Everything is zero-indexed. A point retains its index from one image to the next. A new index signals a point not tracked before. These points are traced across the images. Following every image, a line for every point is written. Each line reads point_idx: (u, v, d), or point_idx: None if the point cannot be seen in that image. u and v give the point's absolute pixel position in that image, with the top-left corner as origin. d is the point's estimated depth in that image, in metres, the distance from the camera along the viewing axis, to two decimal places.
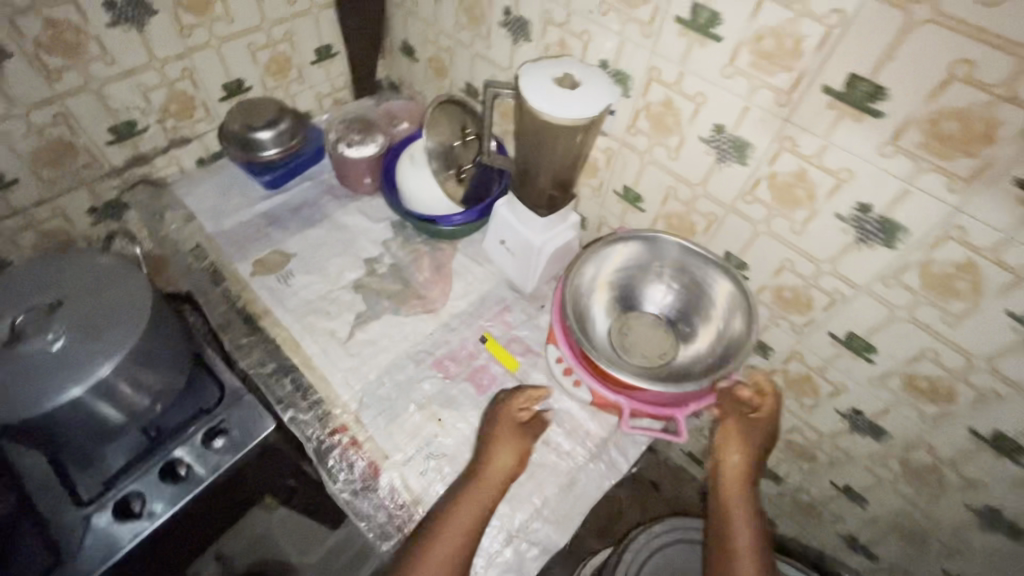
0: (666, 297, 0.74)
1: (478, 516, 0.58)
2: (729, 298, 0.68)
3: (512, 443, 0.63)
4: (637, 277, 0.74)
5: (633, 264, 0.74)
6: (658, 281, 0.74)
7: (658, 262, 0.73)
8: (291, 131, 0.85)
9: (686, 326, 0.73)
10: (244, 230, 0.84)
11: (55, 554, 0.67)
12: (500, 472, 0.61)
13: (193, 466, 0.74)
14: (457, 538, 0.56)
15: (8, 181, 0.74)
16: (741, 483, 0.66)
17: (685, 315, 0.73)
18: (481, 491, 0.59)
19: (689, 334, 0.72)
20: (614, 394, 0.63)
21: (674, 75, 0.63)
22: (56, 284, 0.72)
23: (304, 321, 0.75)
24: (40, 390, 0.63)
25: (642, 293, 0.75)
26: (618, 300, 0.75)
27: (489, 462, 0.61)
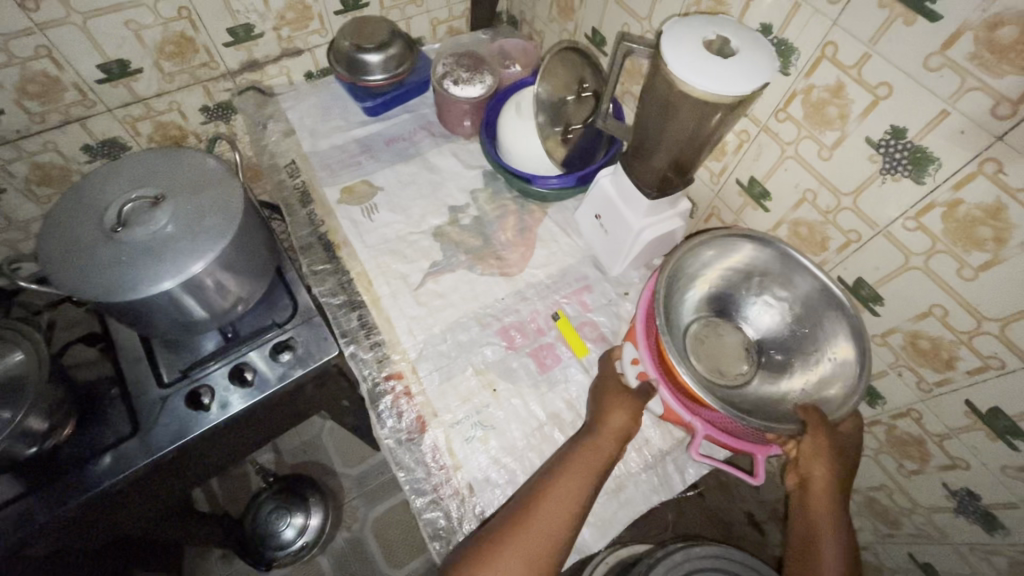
0: (771, 321, 0.64)
1: (596, 472, 0.54)
2: (843, 361, 0.57)
3: (625, 402, 0.58)
4: (744, 287, 0.65)
5: (748, 270, 0.64)
6: (767, 298, 0.64)
7: (774, 282, 0.63)
8: (400, 58, 0.81)
9: (772, 362, 0.63)
10: (338, 153, 0.83)
11: (134, 427, 0.73)
12: (614, 433, 0.56)
13: (260, 372, 0.77)
14: (572, 495, 0.53)
15: (133, 70, 0.76)
16: (828, 499, 0.53)
17: (783, 347, 0.63)
18: (598, 447, 0.55)
19: (777, 375, 0.61)
20: (690, 414, 0.57)
21: (856, 57, 0.50)
22: (166, 179, 0.74)
23: (381, 260, 0.74)
24: (134, 275, 0.65)
25: (741, 307, 0.66)
26: (718, 305, 0.67)
27: (601, 420, 0.57)
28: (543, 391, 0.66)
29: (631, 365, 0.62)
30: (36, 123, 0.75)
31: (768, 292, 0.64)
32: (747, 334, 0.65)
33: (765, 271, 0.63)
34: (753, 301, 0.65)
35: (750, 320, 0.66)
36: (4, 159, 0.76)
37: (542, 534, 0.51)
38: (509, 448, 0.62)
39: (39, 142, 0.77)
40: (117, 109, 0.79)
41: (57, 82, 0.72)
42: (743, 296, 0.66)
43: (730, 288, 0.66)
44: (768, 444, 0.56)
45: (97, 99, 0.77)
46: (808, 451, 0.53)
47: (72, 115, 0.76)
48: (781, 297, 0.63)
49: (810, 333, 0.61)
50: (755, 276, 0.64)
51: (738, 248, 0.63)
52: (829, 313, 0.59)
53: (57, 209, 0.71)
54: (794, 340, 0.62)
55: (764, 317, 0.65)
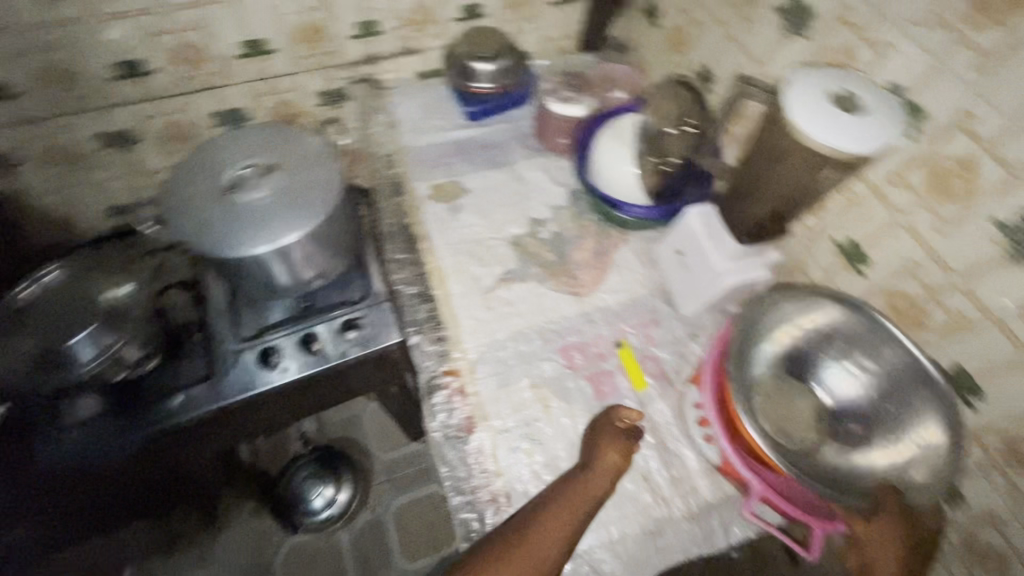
0: (845, 390, 0.59)
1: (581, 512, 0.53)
2: (932, 442, 0.52)
3: (617, 442, 0.57)
4: (824, 352, 0.60)
5: (833, 332, 0.59)
6: (847, 364, 0.59)
7: (859, 351, 0.58)
8: (509, 70, 0.84)
9: (848, 435, 0.57)
10: (434, 151, 0.86)
11: (208, 372, 0.80)
12: (607, 472, 0.56)
13: (326, 344, 0.82)
14: (568, 519, 0.52)
15: (269, 50, 0.83)
16: None
17: (863, 420, 0.57)
18: (588, 487, 0.54)
19: (852, 448, 0.56)
20: (747, 471, 0.54)
21: (995, 130, 0.48)
22: (275, 151, 0.80)
23: (458, 259, 0.76)
24: (236, 236, 0.71)
25: (813, 368, 0.60)
26: (792, 368, 0.61)
27: (596, 455, 0.57)
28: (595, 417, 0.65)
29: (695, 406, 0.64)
30: (178, 86, 0.83)
31: (850, 359, 0.59)
32: (819, 398, 0.60)
33: (850, 336, 0.58)
34: (827, 362, 0.60)
35: (820, 384, 0.60)
36: (147, 113, 0.85)
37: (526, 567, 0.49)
38: (552, 466, 0.62)
39: (178, 102, 0.86)
40: (247, 83, 0.87)
41: (203, 52, 0.80)
42: (822, 358, 0.60)
43: (801, 349, 0.60)
44: (831, 519, 0.53)
45: (233, 71, 0.84)
46: (880, 534, 0.49)
47: (209, 83, 0.85)
48: (863, 365, 0.58)
49: (895, 409, 0.55)
50: (833, 336, 0.60)
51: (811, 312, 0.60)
52: (914, 380, 0.54)
53: (184, 165, 0.78)
54: (878, 414, 0.56)
55: (839, 381, 0.59)
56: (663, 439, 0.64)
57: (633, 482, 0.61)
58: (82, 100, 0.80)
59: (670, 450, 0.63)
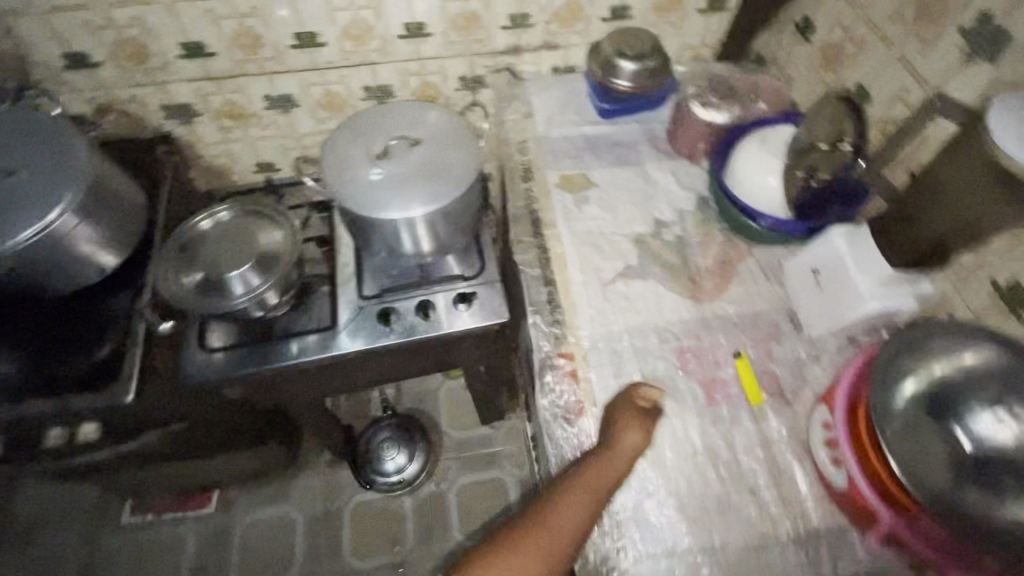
0: (997, 439, 0.51)
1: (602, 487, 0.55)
2: None
3: (639, 421, 0.60)
4: (971, 393, 0.54)
5: (982, 372, 0.54)
6: (1000, 410, 0.52)
7: (1017, 398, 0.52)
8: (652, 72, 0.84)
9: (993, 486, 0.50)
10: (564, 143, 0.89)
11: (331, 322, 0.87)
12: (628, 449, 0.58)
13: (439, 314, 0.87)
14: (585, 501, 0.54)
15: (427, 33, 0.89)
16: None
17: (1015, 475, 0.50)
18: (608, 461, 0.57)
19: (998, 502, 0.49)
20: (879, 502, 0.53)
21: None
22: (422, 128, 0.86)
23: (579, 248, 0.78)
24: (378, 203, 0.77)
25: (959, 411, 0.54)
26: (932, 404, 0.54)
27: (611, 435, 0.59)
28: (705, 422, 0.65)
29: (819, 424, 0.61)
30: (342, 59, 0.91)
31: (1005, 405, 0.52)
32: (962, 444, 0.52)
33: (1006, 379, 0.53)
34: (978, 410, 0.53)
35: (964, 430, 0.53)
36: (310, 81, 0.94)
37: (560, 534, 0.51)
38: (657, 461, 0.62)
39: (339, 74, 0.94)
40: (400, 62, 0.94)
41: (371, 29, 0.87)
42: (967, 399, 0.54)
43: (947, 385, 0.55)
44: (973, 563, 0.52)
45: (391, 50, 0.91)
46: None
47: (368, 59, 0.92)
48: (1020, 413, 0.51)
49: None
50: (993, 381, 0.53)
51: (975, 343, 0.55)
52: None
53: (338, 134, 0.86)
54: None
55: (991, 431, 0.52)
56: (774, 457, 0.63)
57: (740, 493, 0.60)
58: (261, 64, 0.90)
59: (781, 468, 0.62)
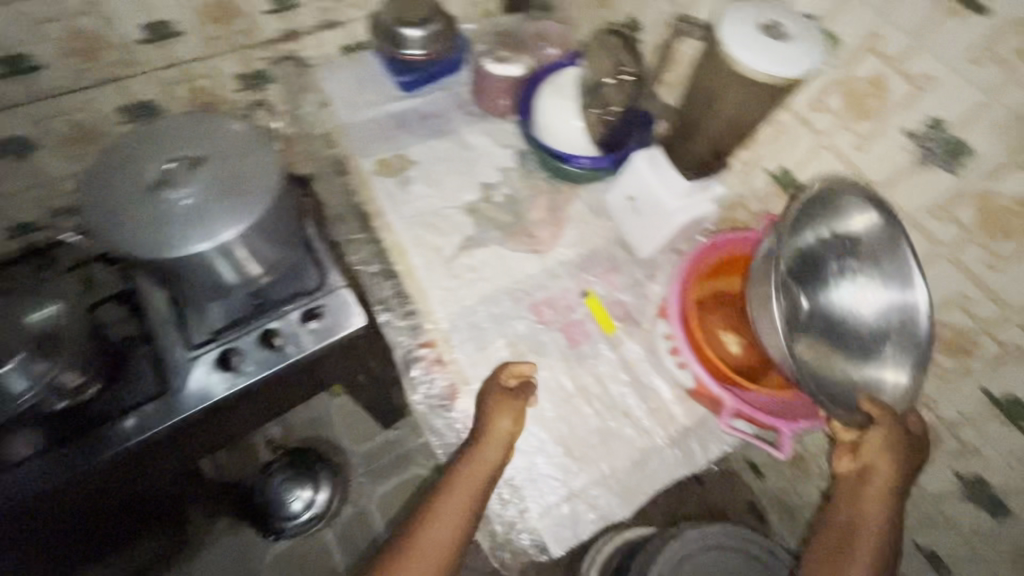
0: (836, 302, 0.59)
1: (477, 489, 0.56)
2: (900, 368, 0.55)
3: (508, 404, 0.59)
4: (825, 256, 0.59)
5: (843, 238, 0.58)
6: (842, 276, 0.59)
7: (858, 266, 0.58)
8: (439, 35, 0.81)
9: (823, 340, 0.58)
10: (372, 126, 0.83)
11: (161, 387, 0.76)
12: (500, 436, 0.57)
13: (287, 339, 0.79)
14: (460, 504, 0.56)
15: (175, 33, 0.76)
16: (883, 492, 0.55)
17: (838, 334, 0.58)
18: (481, 457, 0.57)
19: (825, 354, 0.57)
20: (721, 390, 0.60)
21: (900, 48, 0.52)
22: (203, 141, 0.75)
23: (414, 232, 0.75)
24: (170, 239, 0.66)
25: (820, 276, 0.59)
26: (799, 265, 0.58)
27: (482, 423, 0.58)
28: (572, 365, 0.67)
29: (663, 338, 0.67)
30: (75, 81, 0.75)
31: (848, 269, 0.58)
32: (807, 303, 0.59)
33: (856, 245, 0.58)
34: (835, 278, 0.59)
35: (826, 295, 0.59)
36: (43, 114, 0.77)
37: (443, 538, 0.55)
38: (539, 417, 0.64)
39: (80, 99, 0.78)
40: (155, 71, 0.80)
41: (101, 39, 0.73)
42: (821, 263, 0.59)
43: (818, 250, 0.59)
44: (797, 418, 0.60)
45: (137, 60, 0.77)
46: (875, 443, 0.54)
47: (111, 75, 0.77)
48: (857, 275, 0.58)
49: (879, 332, 0.57)
50: (848, 250, 0.58)
51: (858, 210, 0.57)
52: (901, 327, 0.56)
53: (100, 168, 0.72)
54: (857, 330, 0.58)
55: (843, 298, 0.58)
56: (637, 376, 0.67)
57: (615, 419, 0.64)
58: None
59: (644, 383, 0.67)
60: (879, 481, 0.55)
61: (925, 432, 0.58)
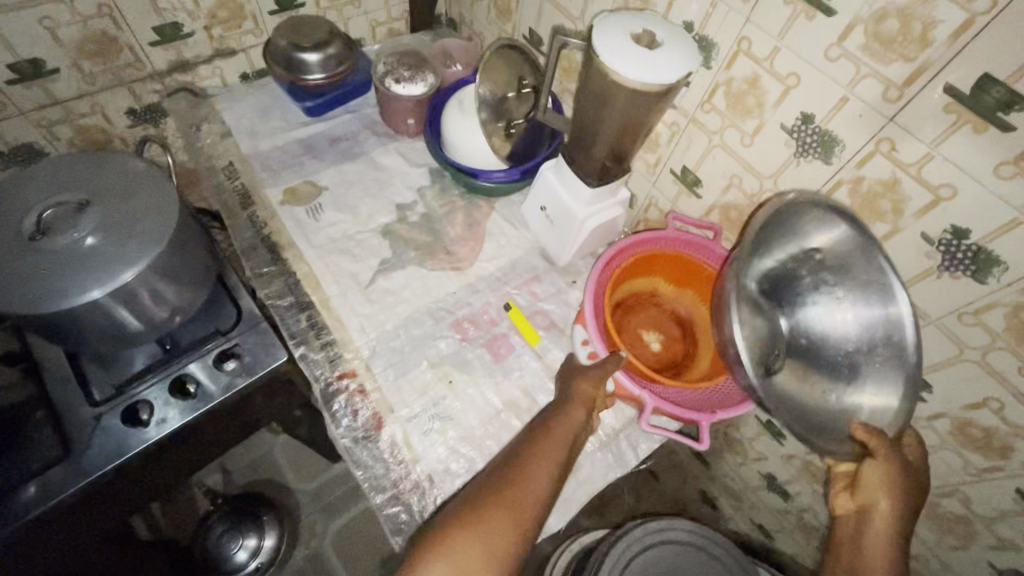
0: (820, 321, 0.56)
1: (567, 443, 0.54)
2: (885, 391, 0.51)
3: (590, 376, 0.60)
4: (799, 275, 0.57)
5: (819, 254, 0.55)
6: (823, 293, 0.56)
7: (838, 282, 0.54)
8: (339, 58, 0.80)
9: (803, 361, 0.56)
10: (278, 155, 0.81)
11: (63, 450, 0.68)
12: (584, 400, 0.58)
13: (204, 383, 0.74)
14: (551, 456, 0.53)
15: (50, 71, 0.72)
16: (890, 536, 0.48)
17: (821, 356, 0.55)
18: (571, 415, 0.57)
19: (803, 378, 0.55)
20: (638, 389, 0.60)
21: (767, 50, 0.55)
22: (89, 183, 0.70)
23: (327, 260, 0.73)
24: (60, 284, 0.61)
25: (795, 296, 0.58)
26: (770, 288, 0.58)
27: (570, 392, 0.60)
28: (499, 380, 0.67)
29: (581, 344, 0.65)
30: None
31: (828, 287, 0.55)
32: (781, 326, 0.58)
33: (831, 260, 0.54)
34: (812, 297, 0.56)
35: (803, 316, 0.57)
36: None
37: (535, 485, 0.50)
38: (468, 437, 0.63)
39: None
40: (31, 112, 0.74)
41: None
42: (798, 281, 0.57)
43: (786, 269, 0.58)
44: (716, 411, 0.59)
45: (8, 101, 0.71)
46: (872, 477, 0.49)
47: None
48: (838, 291, 0.55)
49: (861, 351, 0.52)
50: (823, 263, 0.55)
51: (823, 225, 0.53)
52: (888, 343, 0.51)
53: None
54: (841, 350, 0.54)
55: (821, 317, 0.56)
56: None
57: None
58: None
59: None
60: (882, 522, 0.48)
61: (926, 464, 0.53)
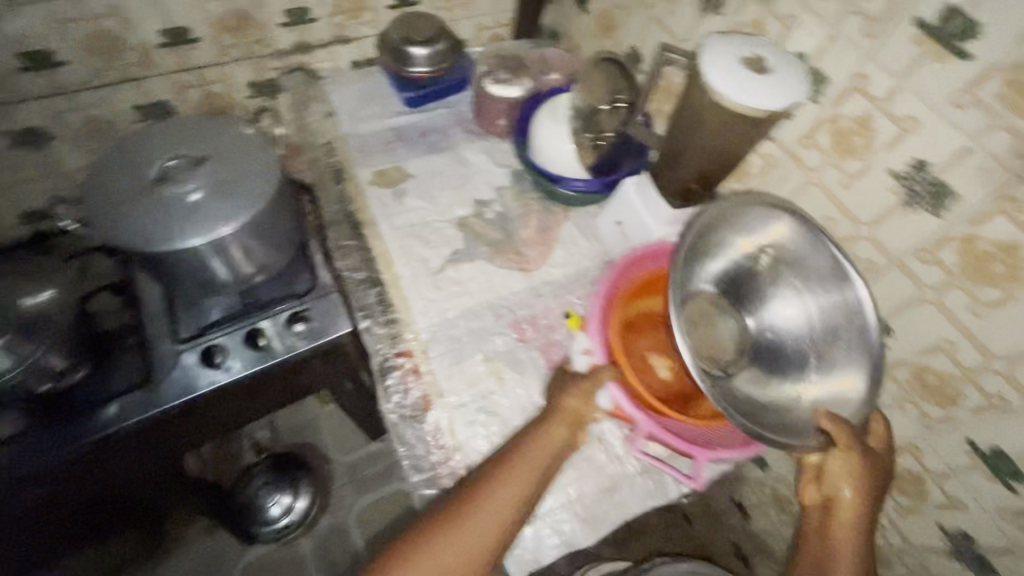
0: (781, 315, 0.61)
1: (545, 463, 0.55)
2: (845, 379, 0.56)
3: (578, 386, 0.57)
4: (756, 275, 0.63)
5: (778, 251, 0.61)
6: (779, 291, 0.62)
7: (792, 276, 0.61)
8: (444, 54, 0.84)
9: (766, 358, 0.61)
10: (373, 138, 0.85)
11: (144, 378, 0.76)
12: (571, 415, 0.57)
13: (272, 340, 0.80)
14: (524, 478, 0.54)
15: (192, 39, 0.80)
16: (855, 520, 0.53)
17: (777, 350, 0.61)
18: (554, 428, 0.56)
19: (764, 374, 0.60)
20: (637, 412, 0.56)
21: (885, 89, 0.53)
22: (208, 142, 0.77)
23: (403, 242, 0.76)
24: (167, 229, 0.67)
25: (753, 294, 0.63)
26: (727, 288, 0.65)
27: (556, 405, 0.58)
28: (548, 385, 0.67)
29: (581, 353, 0.62)
30: (94, 78, 0.79)
31: (783, 284, 0.61)
32: (741, 324, 0.64)
33: (785, 256, 0.61)
34: (770, 293, 0.62)
35: (763, 310, 0.63)
36: (60, 108, 0.80)
37: (500, 508, 0.52)
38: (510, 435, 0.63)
39: (97, 97, 0.81)
40: (170, 74, 0.83)
41: (120, 41, 0.76)
42: (756, 279, 0.63)
43: (740, 270, 0.64)
44: (710, 445, 0.57)
45: (154, 62, 0.81)
46: (836, 468, 0.53)
47: (129, 75, 0.81)
48: (794, 286, 0.61)
49: (824, 342, 0.58)
50: (774, 261, 0.62)
51: (771, 223, 0.60)
52: (850, 327, 0.56)
53: (105, 163, 0.74)
54: (801, 343, 0.59)
55: (778, 309, 0.62)
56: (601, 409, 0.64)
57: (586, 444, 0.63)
58: None
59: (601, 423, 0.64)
60: (846, 512, 0.53)
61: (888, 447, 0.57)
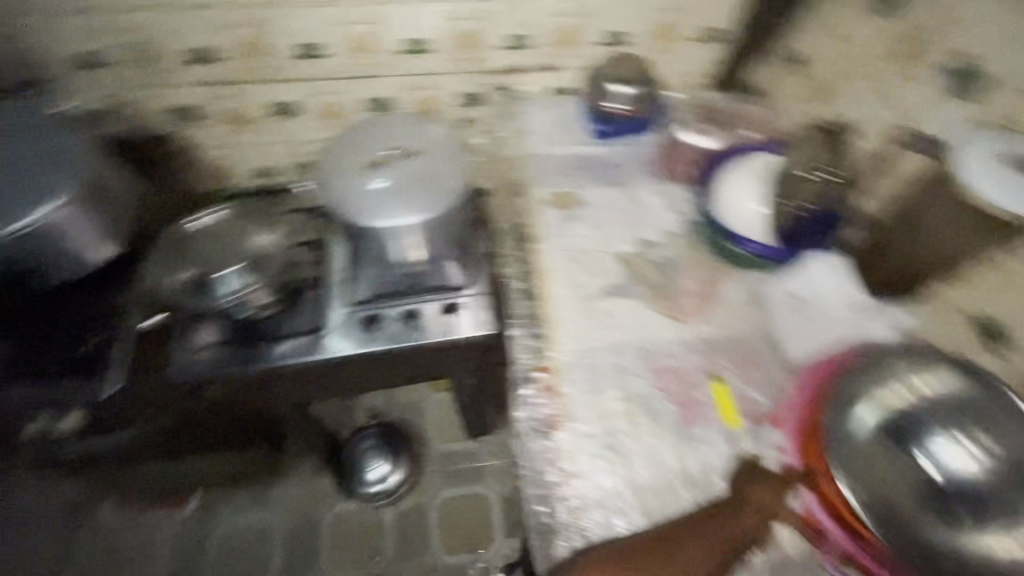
0: (957, 467, 0.57)
1: (727, 541, 0.57)
2: None
3: (767, 479, 0.60)
4: (928, 422, 0.60)
5: (949, 400, 0.60)
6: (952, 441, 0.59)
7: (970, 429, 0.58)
8: (644, 96, 0.88)
9: (941, 510, 0.56)
10: (556, 161, 0.90)
11: (315, 326, 0.88)
12: (759, 506, 0.59)
13: (422, 323, 0.88)
14: (706, 547, 0.56)
15: (426, 49, 0.92)
16: None
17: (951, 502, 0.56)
18: (742, 512, 0.59)
19: (944, 526, 0.54)
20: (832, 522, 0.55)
21: None
22: (414, 139, 0.88)
23: (565, 263, 0.79)
24: (366, 207, 0.78)
25: (923, 441, 0.60)
26: (894, 430, 0.60)
27: (740, 489, 0.60)
28: (681, 443, 0.64)
29: (772, 449, 0.64)
30: (343, 70, 0.94)
31: (958, 434, 0.58)
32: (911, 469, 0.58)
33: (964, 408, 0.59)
34: (940, 441, 0.59)
35: (928, 454, 0.59)
36: (311, 90, 0.96)
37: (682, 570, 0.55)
38: (632, 482, 0.62)
39: (340, 86, 0.96)
40: (400, 75, 0.96)
41: (372, 43, 0.90)
42: (926, 425, 0.60)
43: (909, 414, 0.61)
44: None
45: (391, 63, 0.94)
46: None
47: (369, 72, 0.95)
48: (973, 438, 0.58)
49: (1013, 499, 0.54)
50: (947, 409, 0.60)
51: (941, 375, 0.61)
52: None
53: (336, 147, 0.87)
54: (981, 499, 0.55)
55: (949, 458, 0.58)
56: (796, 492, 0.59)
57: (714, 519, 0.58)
58: (267, 72, 0.92)
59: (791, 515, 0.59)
60: None
61: None
